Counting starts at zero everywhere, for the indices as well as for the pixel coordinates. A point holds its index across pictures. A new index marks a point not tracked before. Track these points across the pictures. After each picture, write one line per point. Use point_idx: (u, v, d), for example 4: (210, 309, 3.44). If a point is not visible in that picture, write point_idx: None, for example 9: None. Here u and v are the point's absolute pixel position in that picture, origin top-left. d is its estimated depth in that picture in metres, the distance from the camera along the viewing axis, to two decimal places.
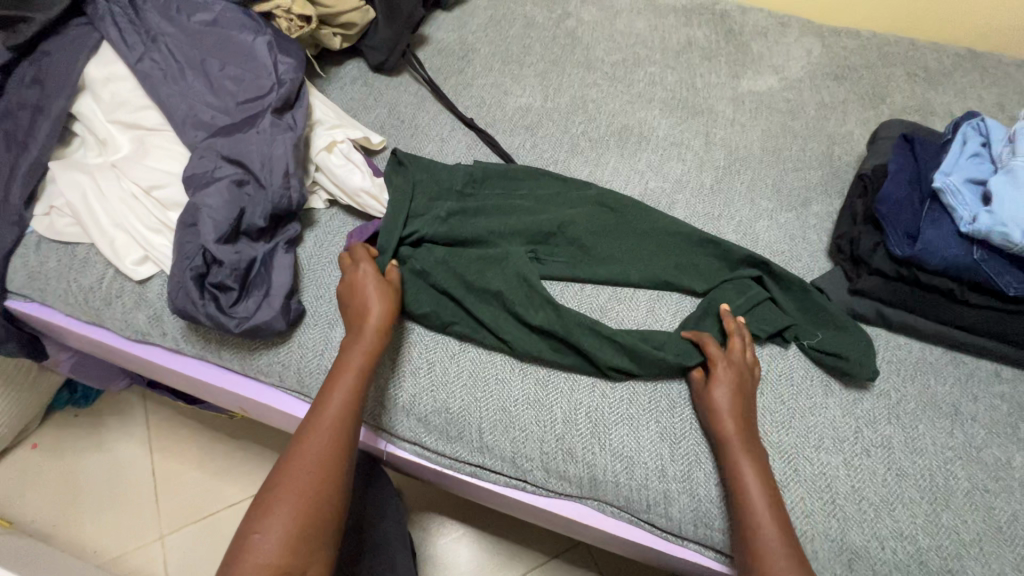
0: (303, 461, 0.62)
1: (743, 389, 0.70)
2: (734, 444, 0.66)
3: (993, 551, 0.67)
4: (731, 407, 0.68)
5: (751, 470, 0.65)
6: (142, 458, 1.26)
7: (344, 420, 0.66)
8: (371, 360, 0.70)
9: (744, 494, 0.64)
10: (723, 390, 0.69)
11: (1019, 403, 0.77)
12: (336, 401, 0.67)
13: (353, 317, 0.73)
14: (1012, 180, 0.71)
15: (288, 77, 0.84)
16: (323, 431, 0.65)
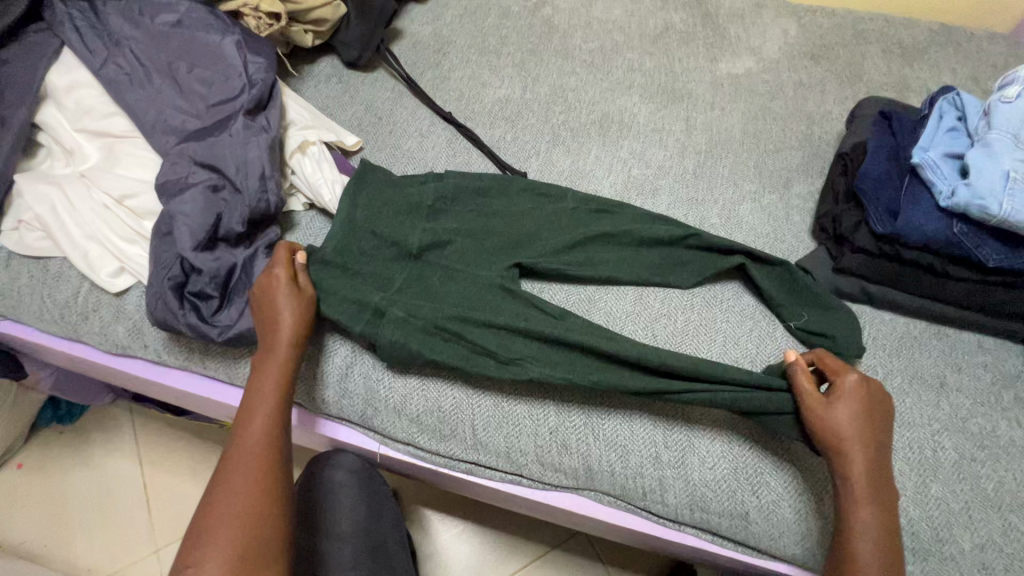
0: (235, 476, 0.63)
1: (868, 411, 0.64)
2: (855, 478, 0.62)
3: (981, 518, 0.68)
4: (858, 438, 0.63)
5: (865, 506, 0.61)
6: (132, 471, 1.24)
7: (268, 436, 0.65)
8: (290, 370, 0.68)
9: (851, 530, 0.61)
10: (846, 413, 0.64)
11: (1001, 372, 0.79)
12: (259, 418, 0.66)
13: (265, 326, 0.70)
14: (989, 152, 0.71)
15: (258, 77, 0.82)
16: (247, 450, 0.64)
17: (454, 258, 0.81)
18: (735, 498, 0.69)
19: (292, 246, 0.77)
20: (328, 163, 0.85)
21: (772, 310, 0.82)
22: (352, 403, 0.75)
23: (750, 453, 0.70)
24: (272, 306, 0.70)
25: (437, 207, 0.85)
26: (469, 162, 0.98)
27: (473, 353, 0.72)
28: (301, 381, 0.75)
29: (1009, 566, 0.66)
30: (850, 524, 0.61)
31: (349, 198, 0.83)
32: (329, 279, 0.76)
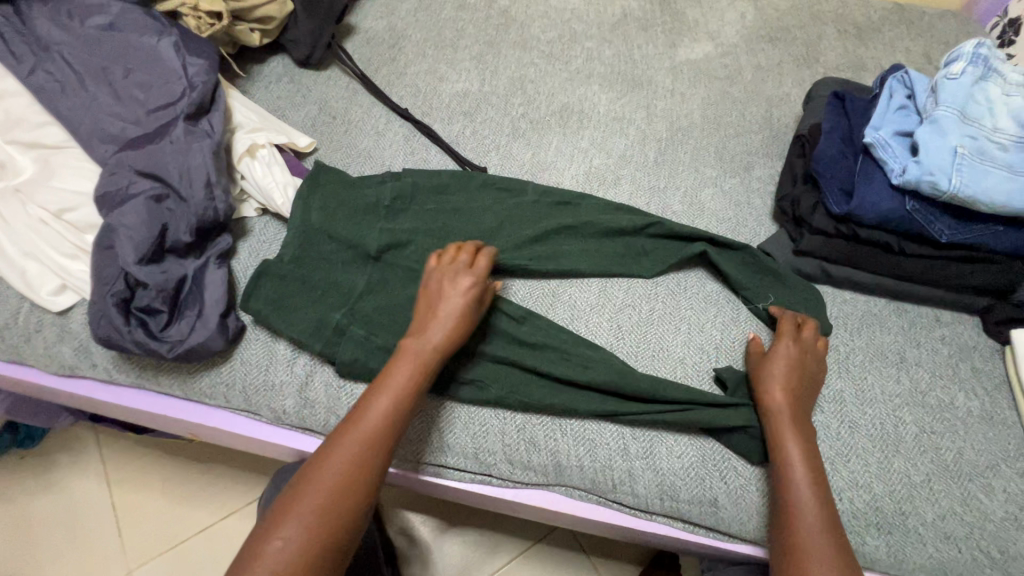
0: (326, 466, 0.59)
1: (796, 365, 0.70)
2: (783, 431, 0.66)
3: (942, 489, 0.70)
4: (786, 392, 0.68)
5: (796, 455, 0.64)
6: (101, 492, 1.19)
7: (382, 437, 0.61)
8: (428, 370, 0.66)
9: (787, 479, 0.63)
10: (778, 368, 0.70)
11: (958, 344, 0.80)
12: (376, 415, 0.62)
13: (426, 309, 0.70)
14: (937, 129, 0.72)
15: (199, 79, 0.79)
16: (349, 449, 0.60)
17: (415, 259, 0.79)
18: (703, 486, 0.69)
19: (469, 243, 0.76)
20: (279, 166, 0.82)
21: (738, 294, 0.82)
22: (315, 414, 0.73)
23: (712, 448, 0.71)
24: (444, 302, 0.69)
25: (396, 207, 0.83)
26: (428, 159, 0.96)
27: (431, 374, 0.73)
28: (261, 394, 0.73)
29: (969, 534, 0.68)
30: (783, 473, 0.64)
31: (303, 202, 0.80)
32: (287, 296, 0.75)
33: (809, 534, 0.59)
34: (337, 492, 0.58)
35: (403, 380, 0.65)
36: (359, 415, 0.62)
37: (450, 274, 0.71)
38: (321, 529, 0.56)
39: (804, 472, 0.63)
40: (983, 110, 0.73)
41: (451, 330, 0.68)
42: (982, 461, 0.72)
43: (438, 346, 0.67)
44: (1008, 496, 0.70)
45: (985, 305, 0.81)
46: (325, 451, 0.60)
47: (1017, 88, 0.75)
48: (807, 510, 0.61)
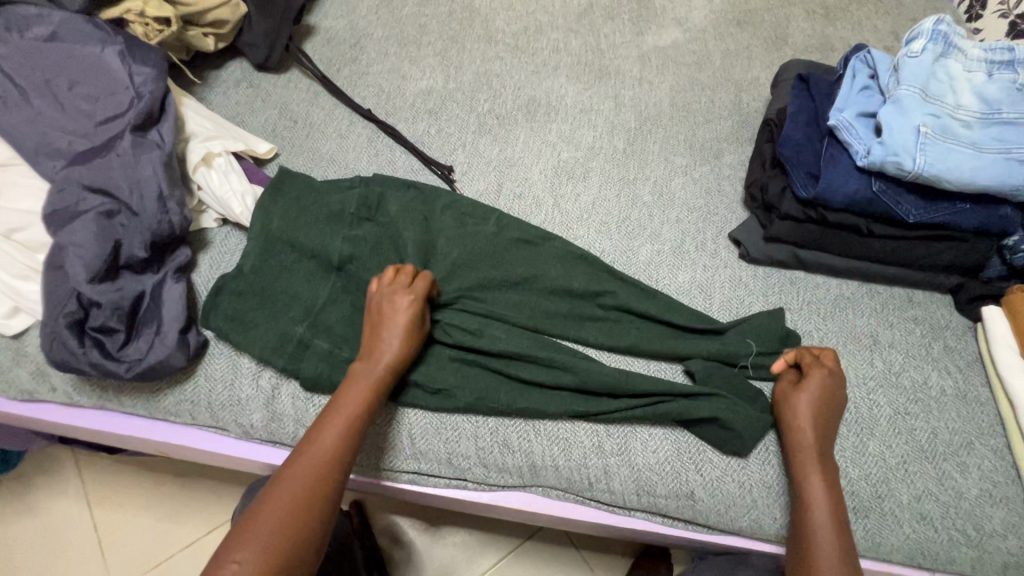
0: (282, 491, 0.58)
1: (829, 398, 0.68)
2: (806, 466, 0.65)
3: (916, 471, 0.70)
4: (814, 426, 0.66)
5: (818, 490, 0.64)
6: (81, 515, 1.13)
7: (334, 464, 0.61)
8: (376, 394, 0.66)
9: (806, 516, 0.63)
10: (808, 400, 0.67)
11: (931, 323, 0.80)
12: (328, 441, 0.62)
13: (371, 332, 0.69)
14: (900, 108, 0.71)
15: (147, 89, 0.76)
16: (302, 479, 0.59)
17: (381, 265, 0.78)
18: (679, 480, 0.69)
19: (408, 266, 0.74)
20: (236, 173, 0.80)
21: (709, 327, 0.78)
22: (282, 427, 0.71)
23: (685, 440, 0.71)
24: (388, 322, 0.68)
25: (361, 213, 0.81)
26: (393, 160, 0.94)
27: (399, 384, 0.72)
28: (227, 410, 0.72)
29: (945, 513, 0.68)
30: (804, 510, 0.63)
31: (263, 210, 0.78)
32: (247, 312, 0.73)
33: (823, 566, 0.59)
34: (288, 521, 0.57)
35: (353, 408, 0.64)
36: (311, 441, 0.62)
37: (399, 305, 0.69)
38: (277, 551, 0.55)
39: (825, 506, 0.63)
40: (945, 88, 0.73)
41: (399, 357, 0.67)
42: (957, 440, 0.72)
43: (386, 370, 0.67)
44: (982, 474, 0.70)
45: (956, 283, 0.81)
46: (278, 479, 0.60)
47: (978, 64, 0.74)
48: (826, 545, 0.61)
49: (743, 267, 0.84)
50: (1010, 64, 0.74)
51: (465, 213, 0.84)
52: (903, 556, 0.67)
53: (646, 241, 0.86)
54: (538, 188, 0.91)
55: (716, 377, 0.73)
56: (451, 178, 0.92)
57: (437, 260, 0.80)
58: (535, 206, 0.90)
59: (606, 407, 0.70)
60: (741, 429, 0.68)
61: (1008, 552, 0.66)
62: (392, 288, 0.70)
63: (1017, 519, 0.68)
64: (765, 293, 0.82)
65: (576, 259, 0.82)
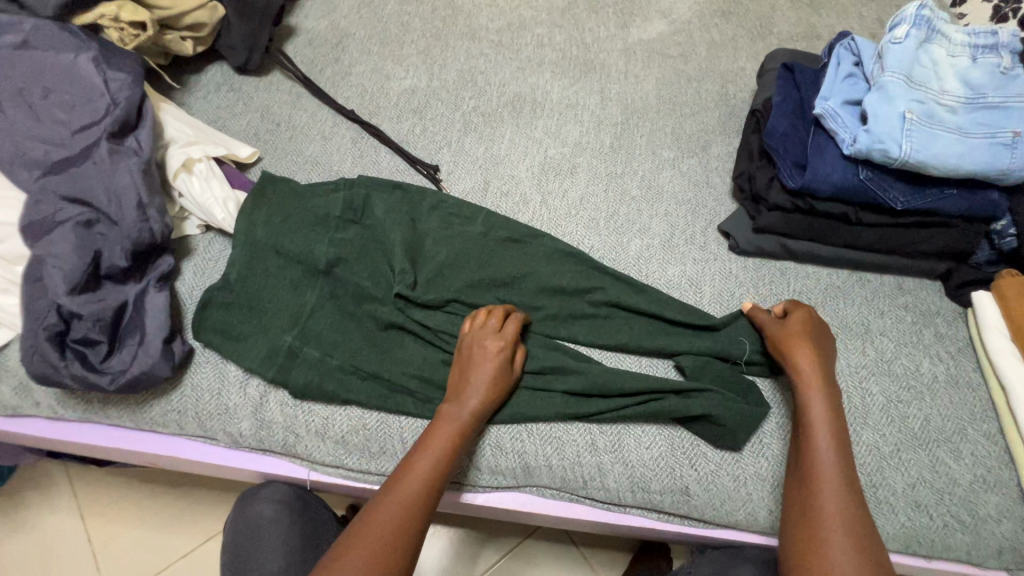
0: (371, 528, 0.59)
1: (810, 334, 0.70)
2: (812, 399, 0.66)
3: (910, 458, 0.70)
4: (811, 363, 0.68)
5: (823, 423, 0.65)
6: (74, 527, 1.12)
7: (423, 503, 0.61)
8: (465, 437, 0.66)
9: (812, 449, 0.63)
10: (795, 336, 0.70)
11: (921, 311, 0.80)
12: (418, 479, 0.62)
13: (460, 372, 0.69)
14: (885, 95, 0.71)
15: (122, 95, 0.75)
16: (393, 516, 0.59)
17: (368, 269, 0.77)
18: (674, 475, 0.69)
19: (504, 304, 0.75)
20: (218, 179, 0.79)
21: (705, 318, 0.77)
22: (271, 434, 0.70)
23: (679, 436, 0.70)
24: (479, 366, 0.68)
25: (346, 216, 0.80)
26: (378, 161, 0.93)
27: (390, 391, 0.71)
28: (215, 419, 0.71)
29: (939, 500, 0.68)
30: (810, 442, 0.64)
31: (245, 217, 0.77)
32: (234, 323, 0.73)
33: (828, 500, 0.60)
34: (376, 562, 0.57)
35: (443, 447, 0.64)
36: (399, 483, 0.62)
37: (494, 352, 0.69)
38: None
39: (829, 440, 0.63)
40: (929, 74, 0.73)
41: (489, 400, 0.67)
42: (950, 426, 0.72)
43: (475, 413, 0.67)
44: (976, 459, 0.70)
45: (945, 269, 0.81)
46: (368, 515, 0.60)
47: (961, 49, 0.74)
48: (829, 478, 0.61)
49: (734, 259, 0.84)
50: (994, 48, 0.73)
51: (452, 214, 0.84)
52: (899, 544, 0.67)
53: (635, 236, 0.86)
54: (525, 185, 0.90)
55: (708, 372, 0.73)
56: (437, 177, 0.91)
57: (425, 262, 0.79)
58: (522, 204, 0.89)
59: (598, 405, 0.70)
60: (733, 425, 0.68)
61: (1002, 537, 0.67)
62: (483, 330, 0.71)
63: (1010, 503, 0.68)
64: (756, 285, 0.82)
65: (565, 257, 0.81)
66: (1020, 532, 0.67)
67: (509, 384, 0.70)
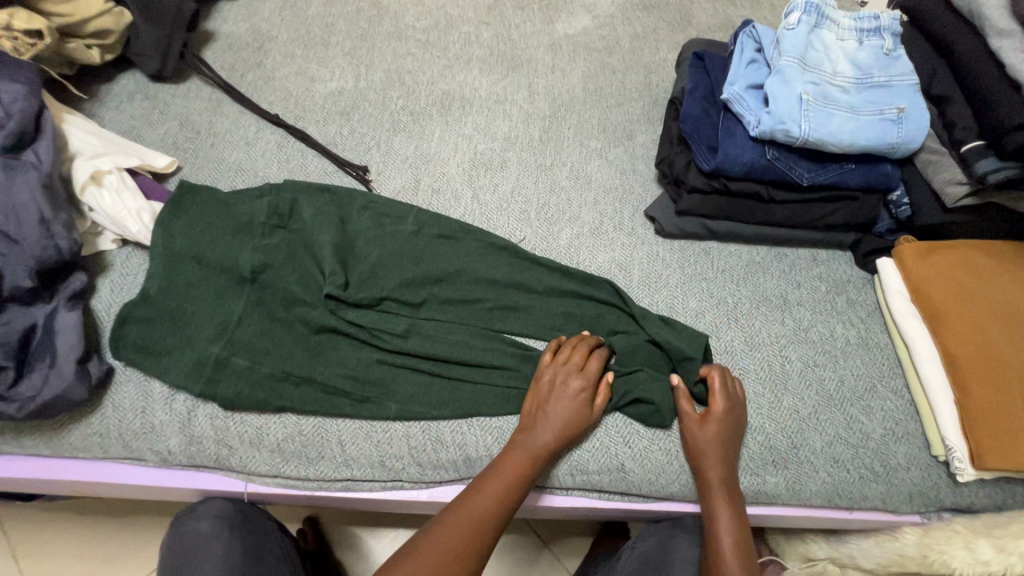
0: (425, 553, 0.59)
1: (724, 431, 0.69)
2: (718, 515, 0.66)
3: (827, 417, 0.74)
4: (721, 461, 0.67)
5: (727, 535, 0.65)
6: (6, 572, 1.05)
7: (483, 530, 0.62)
8: (538, 466, 0.66)
9: (720, 564, 0.65)
10: (707, 438, 0.68)
11: (834, 280, 0.85)
12: (482, 508, 0.63)
13: (534, 402, 0.70)
14: (782, 79, 0.75)
15: (17, 106, 0.71)
16: (452, 541, 0.60)
17: (296, 274, 0.76)
18: (609, 454, 0.71)
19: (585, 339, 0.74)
20: (130, 191, 0.76)
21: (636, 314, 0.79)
22: (203, 449, 0.68)
23: (612, 417, 0.73)
24: (557, 394, 0.69)
25: (272, 222, 0.79)
26: (305, 165, 0.91)
27: (325, 394, 0.70)
28: (141, 438, 0.68)
29: (855, 454, 0.73)
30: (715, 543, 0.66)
31: (163, 228, 0.75)
32: (157, 339, 0.70)
33: None
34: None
35: (515, 476, 0.65)
36: (459, 505, 0.63)
37: (576, 367, 0.71)
38: None
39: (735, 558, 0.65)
40: (822, 57, 0.77)
41: (564, 433, 0.68)
42: (862, 385, 0.77)
43: (546, 446, 0.67)
44: (885, 414, 0.75)
45: (854, 240, 0.86)
46: (427, 537, 0.61)
47: (849, 33, 0.79)
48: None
49: (660, 243, 0.87)
50: (877, 32, 0.79)
51: (383, 215, 0.83)
52: (822, 498, 0.71)
53: (565, 225, 0.88)
54: (455, 182, 0.91)
55: (639, 354, 0.75)
56: (367, 178, 0.90)
57: (356, 263, 0.78)
58: (453, 200, 0.89)
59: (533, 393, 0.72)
60: (659, 403, 0.71)
61: (911, 483, 0.72)
62: (564, 371, 0.71)
63: (917, 451, 0.73)
64: (682, 265, 0.85)
65: (497, 248, 0.82)
66: (925, 477, 0.72)
67: (589, 420, 0.70)
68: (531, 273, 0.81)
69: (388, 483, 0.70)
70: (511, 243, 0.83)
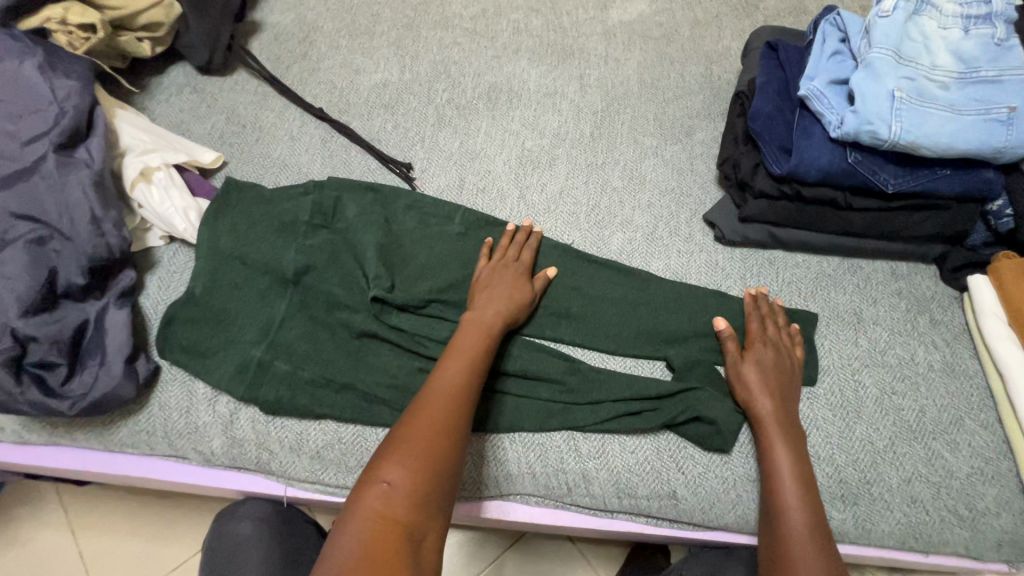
0: (410, 440, 0.55)
1: (770, 370, 0.68)
2: (771, 431, 0.64)
3: (905, 452, 0.67)
4: (763, 393, 0.66)
5: (783, 449, 0.63)
6: (63, 545, 1.10)
7: (457, 413, 0.58)
8: (492, 341, 0.65)
9: (773, 484, 0.62)
10: (751, 375, 0.67)
11: (916, 298, 0.77)
12: (447, 393, 0.59)
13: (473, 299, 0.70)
14: (871, 73, 0.67)
15: (71, 103, 0.71)
16: (428, 429, 0.56)
17: (340, 275, 0.74)
18: (660, 479, 0.66)
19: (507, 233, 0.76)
20: (178, 188, 0.76)
21: (696, 330, 0.74)
22: (244, 452, 0.68)
23: (665, 439, 0.68)
24: (491, 291, 0.70)
25: (317, 221, 0.77)
26: (348, 161, 0.89)
27: (366, 402, 0.68)
28: (185, 438, 0.68)
29: (935, 494, 0.66)
30: (772, 462, 0.63)
31: (210, 226, 0.74)
32: (200, 340, 0.70)
33: (790, 520, 0.59)
34: (423, 471, 0.53)
35: (473, 354, 0.63)
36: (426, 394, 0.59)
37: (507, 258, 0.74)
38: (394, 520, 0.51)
39: (795, 482, 0.61)
40: (919, 48, 0.69)
41: (506, 312, 0.68)
42: (946, 416, 0.69)
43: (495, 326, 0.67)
44: (973, 450, 0.68)
45: (940, 253, 0.77)
46: (403, 429, 0.56)
47: (953, 20, 0.69)
48: (796, 518, 0.59)
49: (720, 250, 0.80)
50: (988, 18, 0.69)
51: (428, 215, 0.81)
52: (895, 541, 0.65)
53: (617, 230, 0.82)
54: (502, 180, 0.87)
55: (698, 371, 0.70)
56: (411, 176, 0.87)
57: (401, 266, 0.76)
58: (499, 200, 0.85)
59: (582, 417, 0.68)
60: (720, 425, 0.66)
61: (1001, 530, 0.65)
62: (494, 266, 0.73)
63: (1010, 495, 0.66)
64: (743, 276, 0.79)
65: (546, 253, 0.78)
66: (1018, 524, 0.65)
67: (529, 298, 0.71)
68: (582, 280, 0.77)
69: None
70: (562, 247, 0.79)
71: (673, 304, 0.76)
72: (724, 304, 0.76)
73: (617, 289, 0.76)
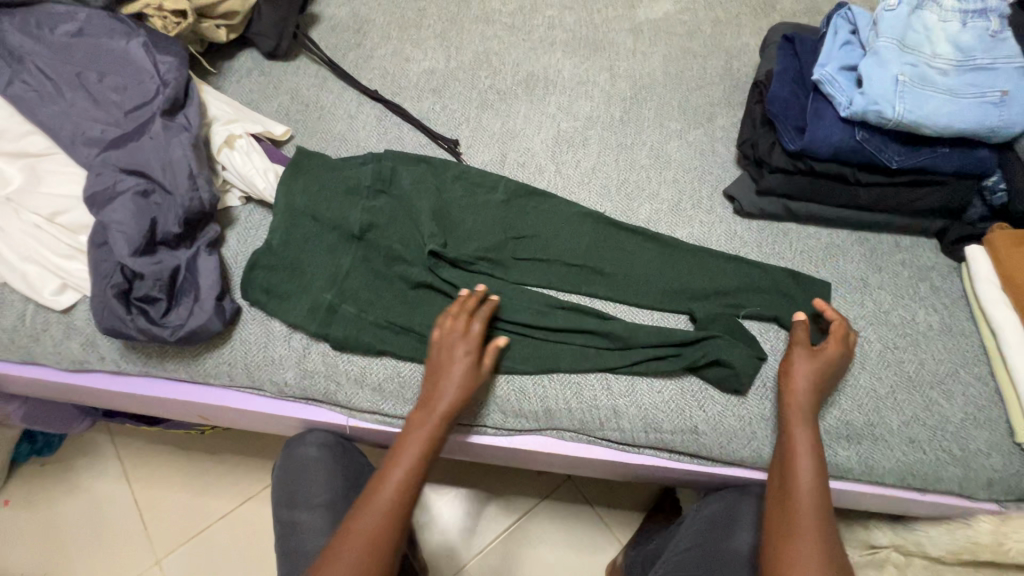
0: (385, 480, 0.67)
1: (825, 365, 0.72)
2: (794, 420, 0.69)
3: (905, 399, 0.75)
4: (807, 387, 0.71)
5: (805, 448, 0.68)
6: (122, 490, 1.19)
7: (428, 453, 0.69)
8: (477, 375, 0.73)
9: (791, 468, 0.67)
10: (805, 364, 0.72)
11: (918, 266, 0.85)
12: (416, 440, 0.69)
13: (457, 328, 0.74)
14: (878, 60, 0.76)
15: (171, 76, 0.81)
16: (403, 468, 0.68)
17: (399, 233, 0.83)
18: (683, 416, 0.74)
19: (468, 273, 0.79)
20: (257, 152, 0.86)
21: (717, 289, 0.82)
22: (314, 383, 0.77)
23: (688, 382, 0.76)
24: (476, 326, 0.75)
25: (377, 186, 0.86)
26: (401, 138, 0.99)
27: (421, 342, 0.77)
28: (263, 369, 0.77)
29: (932, 436, 0.73)
30: (790, 458, 0.68)
31: (285, 187, 0.83)
32: (276, 286, 0.79)
33: (800, 504, 0.65)
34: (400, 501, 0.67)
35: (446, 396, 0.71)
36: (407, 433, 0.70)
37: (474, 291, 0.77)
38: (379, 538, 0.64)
39: (811, 478, 0.66)
40: (921, 39, 0.77)
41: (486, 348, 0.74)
42: (943, 369, 0.77)
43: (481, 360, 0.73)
44: (967, 399, 0.75)
45: (941, 227, 0.85)
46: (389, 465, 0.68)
47: (952, 14, 0.78)
48: (808, 510, 0.64)
49: (738, 221, 0.89)
50: (983, 13, 0.77)
51: (475, 184, 0.89)
52: (895, 477, 0.73)
53: (644, 202, 0.91)
54: (540, 157, 0.96)
55: (718, 323, 0.78)
56: (457, 151, 0.97)
57: (451, 227, 0.85)
58: (537, 173, 0.94)
59: (613, 360, 0.76)
60: (739, 369, 0.74)
61: (991, 469, 0.72)
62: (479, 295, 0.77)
63: (999, 438, 0.73)
64: (759, 244, 0.87)
65: (581, 219, 0.87)
66: (1006, 464, 0.72)
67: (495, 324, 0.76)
68: (613, 244, 0.85)
69: (471, 427, 0.77)
70: (595, 215, 0.87)
71: (696, 266, 0.84)
72: (741, 267, 0.84)
73: (645, 252, 0.85)
